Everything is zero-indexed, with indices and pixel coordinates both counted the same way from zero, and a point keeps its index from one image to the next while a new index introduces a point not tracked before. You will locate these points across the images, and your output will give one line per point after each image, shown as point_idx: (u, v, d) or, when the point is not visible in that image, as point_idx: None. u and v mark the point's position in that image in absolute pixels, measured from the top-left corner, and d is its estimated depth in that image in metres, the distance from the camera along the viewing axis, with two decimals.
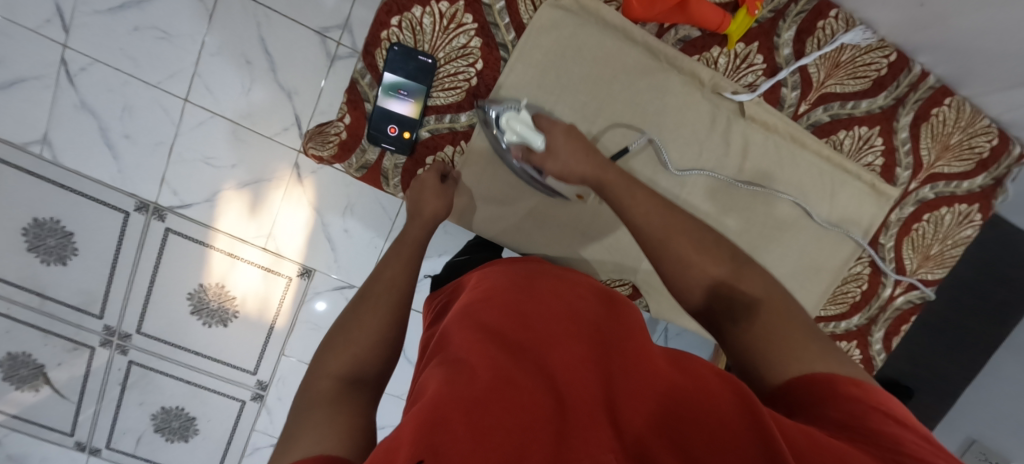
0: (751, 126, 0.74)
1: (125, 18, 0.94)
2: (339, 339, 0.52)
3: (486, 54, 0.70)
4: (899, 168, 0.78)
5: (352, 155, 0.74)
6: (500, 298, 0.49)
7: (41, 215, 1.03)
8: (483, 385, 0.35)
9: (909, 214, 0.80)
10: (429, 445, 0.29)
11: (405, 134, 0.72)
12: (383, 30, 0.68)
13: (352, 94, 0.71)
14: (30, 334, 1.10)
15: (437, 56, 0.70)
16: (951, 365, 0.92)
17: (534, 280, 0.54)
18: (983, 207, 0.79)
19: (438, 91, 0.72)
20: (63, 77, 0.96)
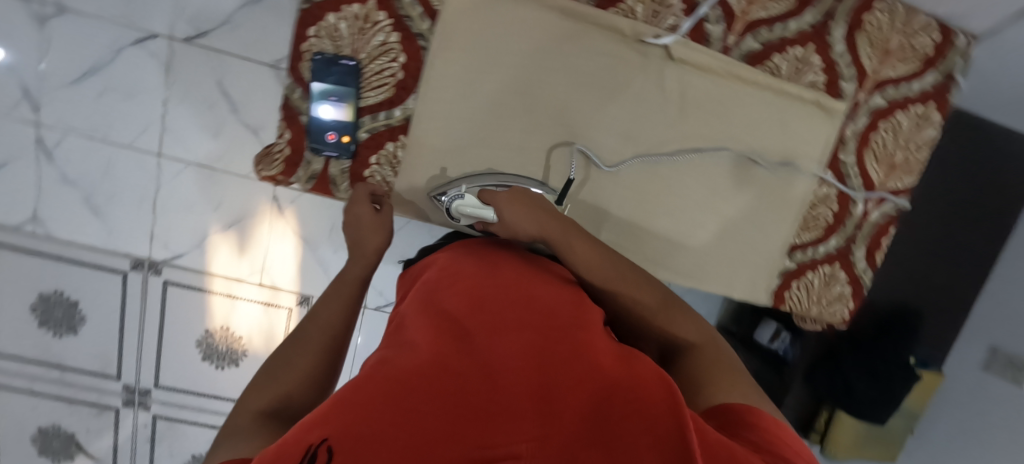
0: (683, 69, 0.67)
1: (89, 86, 0.98)
2: (279, 367, 0.50)
3: (407, 46, 0.61)
4: (843, 80, 0.71)
5: (299, 169, 0.63)
6: (457, 295, 0.50)
7: (45, 290, 1.07)
8: (413, 374, 0.36)
9: (862, 130, 0.73)
10: (341, 428, 0.30)
11: (345, 139, 0.61)
12: (301, 43, 0.58)
13: (285, 111, 0.60)
14: (57, 406, 1.13)
15: (360, 57, 0.60)
16: (947, 275, 0.91)
17: (498, 269, 0.55)
18: (940, 105, 0.73)
19: (368, 91, 0.62)
20: (42, 155, 1.00)
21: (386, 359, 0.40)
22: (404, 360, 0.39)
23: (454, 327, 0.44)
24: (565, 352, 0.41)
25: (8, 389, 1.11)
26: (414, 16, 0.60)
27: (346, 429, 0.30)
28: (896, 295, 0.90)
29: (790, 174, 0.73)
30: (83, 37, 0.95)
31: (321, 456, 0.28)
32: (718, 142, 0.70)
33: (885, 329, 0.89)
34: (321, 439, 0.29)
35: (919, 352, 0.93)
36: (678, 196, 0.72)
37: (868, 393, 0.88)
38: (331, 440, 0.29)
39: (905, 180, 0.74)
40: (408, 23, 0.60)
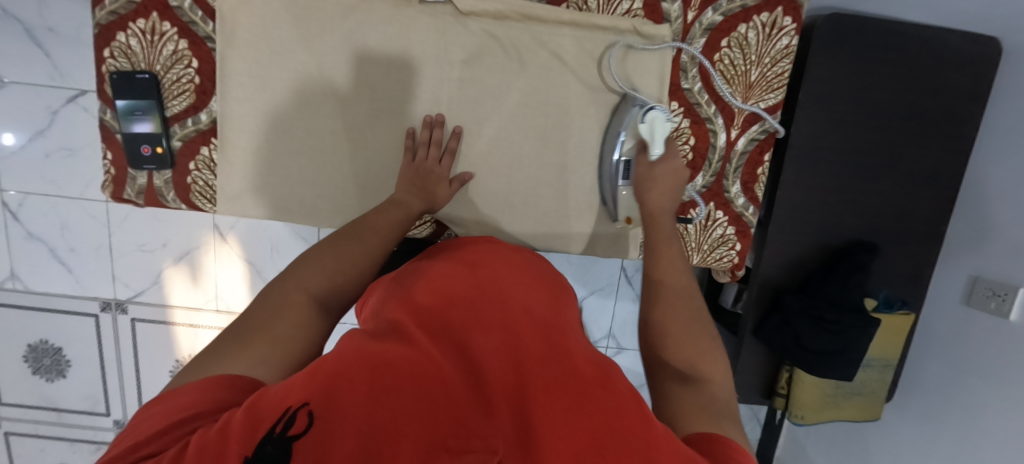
0: (479, 21, 0.63)
1: (36, 149, 1.06)
2: (315, 256, 0.52)
3: (195, 51, 0.61)
4: (664, 3, 0.64)
5: (127, 185, 0.64)
6: (441, 286, 0.48)
7: (33, 340, 1.17)
8: (389, 349, 0.36)
9: (702, 49, 0.66)
10: (322, 390, 0.31)
11: (158, 149, 0.62)
12: (100, 65, 0.60)
13: (100, 132, 0.62)
14: (61, 445, 1.23)
15: (155, 69, 0.60)
16: (903, 202, 0.81)
17: (482, 256, 0.55)
18: (788, 10, 0.64)
19: (170, 101, 0.62)
20: (10, 216, 1.09)
21: (362, 332, 0.41)
22: (385, 340, 0.38)
23: (434, 313, 0.44)
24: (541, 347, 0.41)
25: (18, 434, 1.23)
26: (198, 20, 0.60)
27: (326, 391, 0.31)
28: (845, 232, 0.81)
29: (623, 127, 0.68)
30: (24, 105, 1.04)
31: (298, 419, 0.29)
32: (545, 101, 0.67)
33: (831, 271, 0.79)
34: (300, 402, 0.30)
35: (879, 290, 0.83)
36: (512, 179, 0.69)
37: (820, 345, 0.78)
38: (310, 404, 0.30)
39: (766, 98, 0.67)
40: (193, 28, 0.60)
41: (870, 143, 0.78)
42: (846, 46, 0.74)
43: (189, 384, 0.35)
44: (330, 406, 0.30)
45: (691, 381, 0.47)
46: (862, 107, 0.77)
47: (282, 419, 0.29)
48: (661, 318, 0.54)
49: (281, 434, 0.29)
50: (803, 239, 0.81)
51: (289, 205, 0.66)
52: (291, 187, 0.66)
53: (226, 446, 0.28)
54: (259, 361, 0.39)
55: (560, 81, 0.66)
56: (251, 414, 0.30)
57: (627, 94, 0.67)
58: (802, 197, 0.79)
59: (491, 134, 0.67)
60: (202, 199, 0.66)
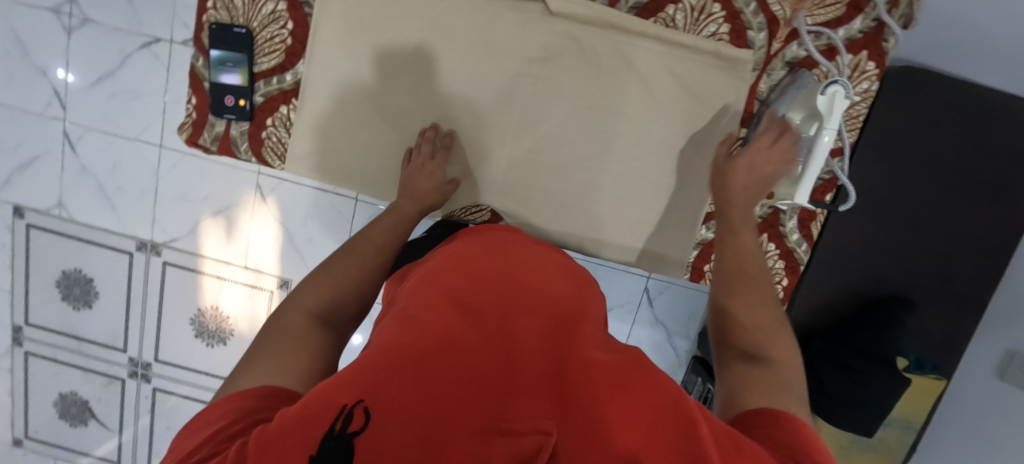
0: (565, 24, 0.64)
1: (103, 88, 1.10)
2: (321, 278, 0.54)
3: (292, 13, 0.64)
4: (751, 31, 0.64)
5: (205, 131, 0.68)
6: (463, 272, 0.49)
7: (68, 268, 1.21)
8: (426, 339, 0.38)
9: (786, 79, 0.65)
10: (371, 387, 0.32)
11: (242, 102, 0.66)
12: (201, 16, 0.64)
13: (190, 78, 0.66)
14: (75, 373, 1.27)
15: (252, 25, 0.64)
16: (949, 264, 0.79)
17: (505, 247, 0.56)
18: (871, 55, 0.62)
19: (261, 58, 0.66)
20: (67, 147, 1.14)
21: (398, 322, 0.42)
22: (417, 327, 0.39)
23: (461, 297, 0.45)
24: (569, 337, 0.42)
25: (37, 356, 1.27)
26: None
27: (376, 389, 0.32)
28: (883, 284, 0.80)
29: (679, 145, 0.68)
30: (99, 44, 1.08)
31: (355, 417, 0.30)
32: (609, 109, 0.67)
33: (865, 322, 0.78)
34: (354, 400, 0.31)
35: (911, 351, 0.81)
36: (565, 181, 0.70)
37: (840, 391, 0.79)
38: (366, 402, 0.31)
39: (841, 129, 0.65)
40: None
41: (923, 199, 0.78)
42: (913, 98, 0.75)
43: (211, 405, 0.37)
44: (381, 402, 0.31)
45: (758, 359, 0.47)
46: (919, 162, 0.77)
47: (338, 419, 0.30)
48: (734, 302, 0.53)
49: (341, 432, 0.30)
50: (833, 284, 0.82)
51: (345, 174, 0.69)
52: (354, 156, 0.68)
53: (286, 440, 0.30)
54: (276, 371, 0.40)
55: (627, 92, 0.67)
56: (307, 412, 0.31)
57: (691, 116, 0.67)
58: (843, 242, 0.81)
59: (554, 133, 0.68)
60: (273, 156, 0.69)
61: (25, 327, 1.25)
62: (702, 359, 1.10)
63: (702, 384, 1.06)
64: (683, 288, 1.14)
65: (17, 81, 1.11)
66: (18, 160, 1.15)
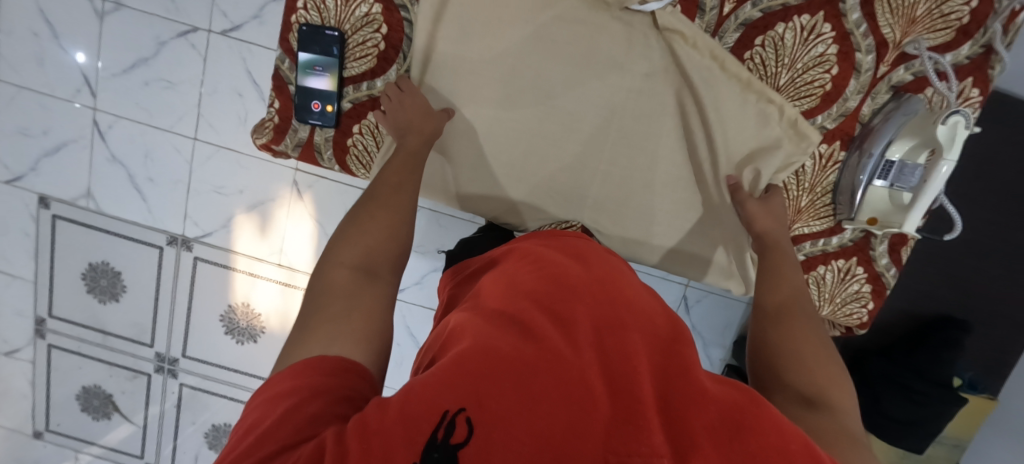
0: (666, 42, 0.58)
1: (136, 75, 1.06)
2: (359, 227, 0.49)
3: (386, 17, 0.61)
4: (859, 55, 0.56)
5: (286, 136, 0.66)
6: (555, 262, 0.40)
7: (95, 260, 1.18)
8: (528, 340, 0.30)
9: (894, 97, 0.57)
10: (475, 395, 0.26)
11: (329, 108, 0.63)
12: (290, 15, 0.62)
13: (275, 81, 0.64)
14: (99, 367, 1.25)
15: (343, 28, 0.62)
16: (1006, 288, 0.80)
17: (588, 242, 0.48)
18: (977, 82, 0.55)
19: (351, 62, 0.63)
20: (97, 137, 1.10)
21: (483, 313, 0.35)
22: (518, 326, 0.32)
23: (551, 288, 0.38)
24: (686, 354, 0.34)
25: (60, 348, 1.24)
26: None
27: (482, 397, 0.26)
28: (937, 305, 0.83)
29: None
30: (134, 31, 1.04)
31: (457, 426, 0.25)
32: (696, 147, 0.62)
33: (919, 345, 0.80)
34: (456, 406, 0.25)
35: (963, 371, 0.84)
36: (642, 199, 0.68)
37: (899, 412, 0.78)
38: (468, 410, 0.25)
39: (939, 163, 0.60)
40: None
41: (987, 222, 0.78)
42: (989, 125, 0.74)
43: (284, 372, 0.34)
44: (487, 414, 0.25)
45: (819, 405, 0.40)
46: (987, 186, 0.77)
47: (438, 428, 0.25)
48: (777, 337, 0.48)
49: (443, 443, 0.24)
50: (892, 305, 0.84)
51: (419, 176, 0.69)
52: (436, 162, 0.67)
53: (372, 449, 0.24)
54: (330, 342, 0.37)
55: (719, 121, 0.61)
56: (397, 419, 0.25)
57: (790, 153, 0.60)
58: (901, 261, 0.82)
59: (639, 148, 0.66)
60: (357, 164, 0.67)
61: (49, 320, 1.22)
62: (738, 368, 1.11)
63: None
64: (722, 296, 1.13)
65: (46, 66, 1.07)
66: (46, 147, 1.11)
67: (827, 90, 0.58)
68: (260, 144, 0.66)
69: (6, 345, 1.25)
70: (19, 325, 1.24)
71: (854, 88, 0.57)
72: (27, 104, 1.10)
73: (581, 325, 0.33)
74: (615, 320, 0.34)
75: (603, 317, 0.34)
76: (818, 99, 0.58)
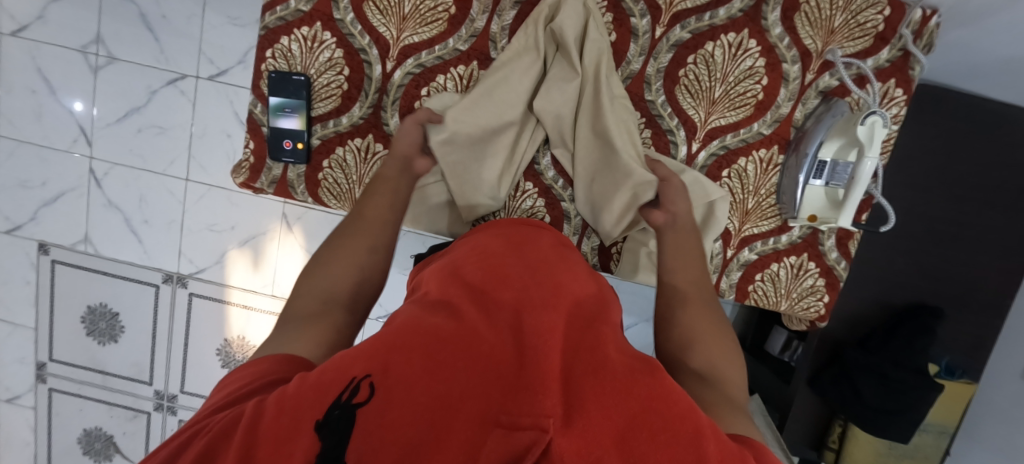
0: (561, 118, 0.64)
1: (129, 123, 1.12)
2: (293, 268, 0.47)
3: (349, 60, 0.66)
4: (786, 65, 0.60)
5: (262, 174, 0.70)
6: (487, 261, 0.43)
7: (93, 302, 1.21)
8: (442, 323, 0.33)
9: (823, 101, 0.61)
10: (382, 364, 0.28)
11: (299, 145, 0.68)
12: (260, 64, 0.67)
13: (249, 124, 0.69)
14: (100, 408, 1.26)
15: (309, 72, 0.67)
16: (970, 272, 0.83)
17: (529, 237, 0.50)
18: (900, 82, 0.58)
19: (317, 102, 0.68)
20: (93, 183, 1.15)
21: (412, 308, 0.38)
22: (438, 313, 0.34)
23: (481, 284, 0.39)
24: (593, 336, 0.35)
25: (61, 392, 1.26)
26: (356, 33, 0.65)
27: (388, 364, 0.28)
28: (908, 293, 0.85)
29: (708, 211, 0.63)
30: (126, 81, 1.10)
31: (361, 390, 0.27)
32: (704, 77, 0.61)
33: (893, 333, 0.83)
34: (363, 373, 0.27)
35: (941, 356, 0.86)
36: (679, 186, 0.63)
37: (879, 402, 0.81)
38: (373, 376, 0.27)
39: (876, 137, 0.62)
40: (350, 39, 0.65)
41: (941, 210, 0.82)
42: (936, 117, 0.79)
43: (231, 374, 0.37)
44: (389, 379, 0.27)
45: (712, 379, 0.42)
46: (937, 176, 0.81)
47: (344, 391, 0.27)
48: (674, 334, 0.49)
49: (347, 402, 0.26)
50: (866, 296, 0.86)
51: None
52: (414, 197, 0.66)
53: (290, 412, 0.26)
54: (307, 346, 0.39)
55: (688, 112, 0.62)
56: (311, 387, 0.27)
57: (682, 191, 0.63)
58: (871, 254, 0.85)
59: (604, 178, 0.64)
60: (329, 196, 0.70)
61: (49, 363, 1.25)
62: None
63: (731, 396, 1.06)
64: None
65: (43, 120, 1.13)
66: (44, 197, 1.16)
67: (760, 99, 0.61)
68: (238, 183, 0.70)
69: (8, 391, 1.28)
70: (21, 371, 1.27)
71: (785, 96, 0.61)
72: (27, 157, 1.15)
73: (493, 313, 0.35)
74: (528, 304, 0.36)
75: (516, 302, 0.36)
76: (751, 108, 0.61)
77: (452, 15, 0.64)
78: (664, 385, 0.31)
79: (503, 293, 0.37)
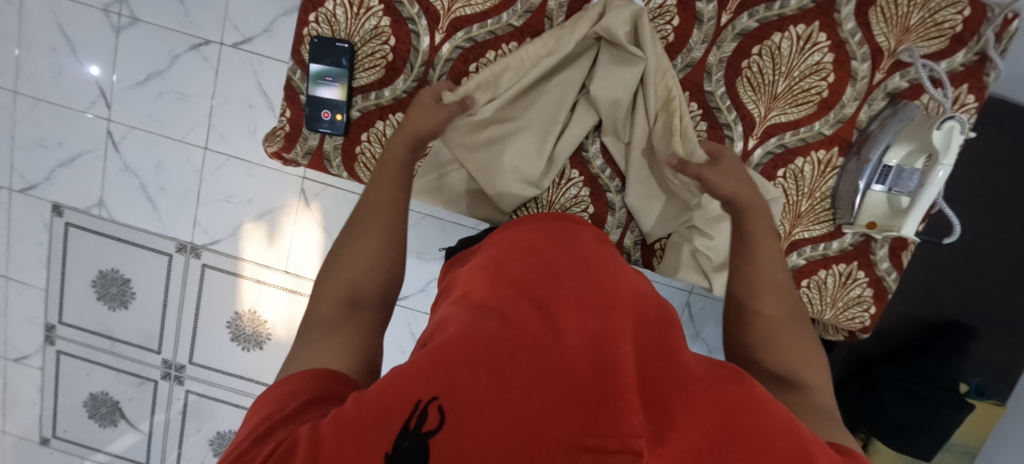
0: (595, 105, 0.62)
1: (150, 87, 1.09)
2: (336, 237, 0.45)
3: (396, 29, 0.63)
4: (855, 62, 0.57)
5: (297, 144, 0.68)
6: (534, 255, 0.40)
7: (105, 267, 1.20)
8: (500, 327, 0.30)
9: (891, 101, 0.58)
10: (448, 382, 0.25)
11: (339, 116, 0.65)
12: (302, 29, 0.64)
13: (287, 91, 0.66)
14: (106, 374, 1.26)
15: (353, 40, 0.64)
16: (1010, 292, 0.81)
17: (572, 228, 0.47)
18: (973, 89, 0.56)
19: (359, 72, 0.65)
20: (111, 147, 1.13)
21: (459, 308, 0.35)
22: (491, 316, 0.31)
23: (531, 281, 0.36)
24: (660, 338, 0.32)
25: (69, 355, 1.26)
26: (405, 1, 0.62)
27: (453, 384, 0.25)
28: (944, 310, 0.83)
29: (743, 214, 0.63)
30: (149, 43, 1.07)
31: (430, 414, 0.24)
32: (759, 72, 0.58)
33: (926, 349, 0.80)
34: (428, 395, 0.25)
35: (971, 377, 0.84)
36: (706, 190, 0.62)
37: (906, 417, 0.78)
38: (440, 398, 0.25)
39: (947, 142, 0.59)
40: (398, 8, 0.62)
41: (987, 227, 0.80)
42: (992, 130, 0.76)
43: (268, 389, 0.34)
44: (460, 402, 0.24)
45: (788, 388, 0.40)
46: (986, 192, 0.78)
47: (411, 416, 0.24)
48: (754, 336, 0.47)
49: (416, 431, 0.24)
50: (899, 310, 0.84)
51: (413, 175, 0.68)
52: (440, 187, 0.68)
53: (360, 435, 0.24)
54: None
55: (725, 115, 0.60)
56: (374, 411, 0.25)
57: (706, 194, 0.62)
58: (905, 266, 0.83)
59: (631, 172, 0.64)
60: (365, 171, 0.68)
61: (58, 326, 1.24)
62: None
63: None
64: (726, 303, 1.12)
65: (63, 79, 1.10)
66: (60, 157, 1.14)
67: (824, 97, 0.58)
68: (271, 152, 0.68)
69: (16, 351, 1.27)
70: (30, 331, 1.26)
71: (850, 95, 0.58)
72: (44, 115, 1.13)
73: (550, 316, 0.31)
74: (589, 306, 0.32)
75: (575, 301, 0.33)
76: (814, 107, 0.59)
77: None
78: (750, 396, 0.28)
79: (559, 293, 0.34)
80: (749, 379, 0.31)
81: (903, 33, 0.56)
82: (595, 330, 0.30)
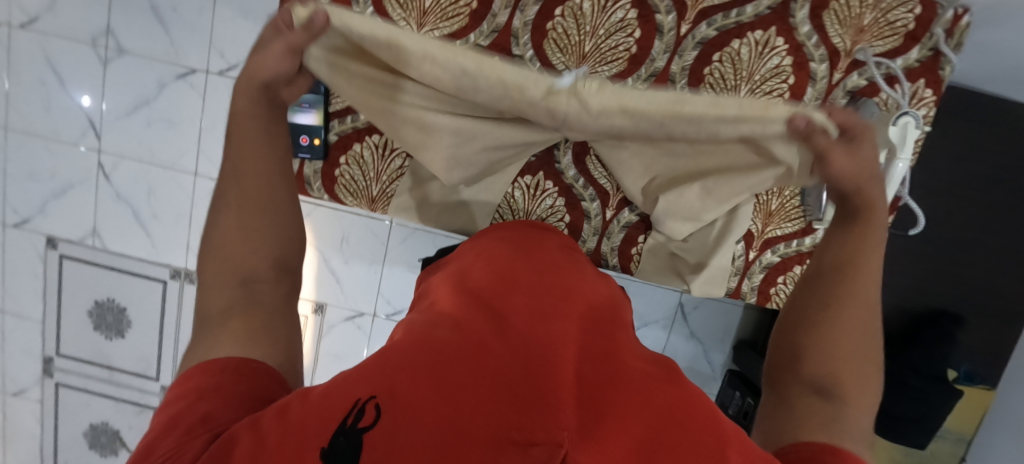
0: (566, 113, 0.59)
1: (139, 116, 1.11)
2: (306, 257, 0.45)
3: None
4: (814, 63, 0.59)
5: None
6: (495, 267, 0.41)
7: (101, 297, 1.21)
8: (449, 334, 0.31)
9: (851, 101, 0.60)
10: (390, 384, 0.27)
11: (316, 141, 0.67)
12: None
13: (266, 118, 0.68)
14: (105, 403, 1.26)
15: None
16: (991, 277, 0.82)
17: (536, 239, 0.48)
18: (929, 82, 0.58)
19: (334, 97, 0.67)
20: (102, 177, 1.15)
21: (418, 318, 0.36)
22: (445, 324, 0.33)
23: (488, 292, 0.38)
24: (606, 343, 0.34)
25: (68, 386, 1.26)
26: None
27: (396, 386, 0.27)
28: (930, 299, 0.83)
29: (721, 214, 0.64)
30: (135, 74, 1.09)
31: (367, 412, 0.25)
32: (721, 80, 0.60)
33: (912, 339, 0.81)
34: (368, 395, 0.26)
35: (960, 364, 0.84)
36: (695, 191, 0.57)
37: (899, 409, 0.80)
38: (379, 398, 0.26)
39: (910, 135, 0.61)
40: None
41: (965, 215, 0.81)
42: (961, 119, 0.78)
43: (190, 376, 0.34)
44: (399, 401, 0.26)
45: None
46: (961, 180, 0.80)
47: (350, 414, 0.25)
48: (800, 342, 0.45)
49: (352, 427, 0.25)
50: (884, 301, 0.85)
51: (392, 193, 0.70)
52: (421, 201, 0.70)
53: (300, 433, 0.25)
54: None
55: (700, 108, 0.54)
56: (317, 411, 0.26)
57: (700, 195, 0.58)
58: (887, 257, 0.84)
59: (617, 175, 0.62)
60: (345, 192, 0.70)
61: (56, 358, 1.25)
62: (739, 373, 1.09)
63: (739, 399, 1.02)
64: (716, 301, 1.13)
65: (53, 113, 1.12)
66: (53, 190, 1.16)
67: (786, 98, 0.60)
68: None
69: (15, 385, 1.28)
70: (28, 363, 1.26)
71: (811, 96, 0.60)
72: (35, 149, 1.14)
73: (500, 323, 0.33)
74: (537, 312, 0.34)
75: (525, 309, 0.35)
76: None
77: (474, 10, 0.62)
78: (681, 396, 0.30)
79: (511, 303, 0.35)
80: (684, 382, 0.32)
81: (858, 34, 0.58)
82: (539, 336, 0.32)
